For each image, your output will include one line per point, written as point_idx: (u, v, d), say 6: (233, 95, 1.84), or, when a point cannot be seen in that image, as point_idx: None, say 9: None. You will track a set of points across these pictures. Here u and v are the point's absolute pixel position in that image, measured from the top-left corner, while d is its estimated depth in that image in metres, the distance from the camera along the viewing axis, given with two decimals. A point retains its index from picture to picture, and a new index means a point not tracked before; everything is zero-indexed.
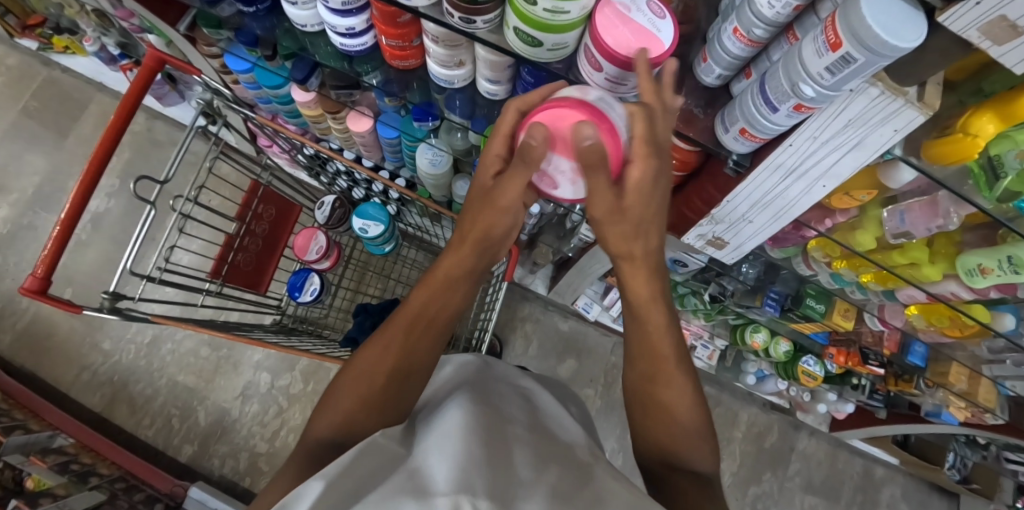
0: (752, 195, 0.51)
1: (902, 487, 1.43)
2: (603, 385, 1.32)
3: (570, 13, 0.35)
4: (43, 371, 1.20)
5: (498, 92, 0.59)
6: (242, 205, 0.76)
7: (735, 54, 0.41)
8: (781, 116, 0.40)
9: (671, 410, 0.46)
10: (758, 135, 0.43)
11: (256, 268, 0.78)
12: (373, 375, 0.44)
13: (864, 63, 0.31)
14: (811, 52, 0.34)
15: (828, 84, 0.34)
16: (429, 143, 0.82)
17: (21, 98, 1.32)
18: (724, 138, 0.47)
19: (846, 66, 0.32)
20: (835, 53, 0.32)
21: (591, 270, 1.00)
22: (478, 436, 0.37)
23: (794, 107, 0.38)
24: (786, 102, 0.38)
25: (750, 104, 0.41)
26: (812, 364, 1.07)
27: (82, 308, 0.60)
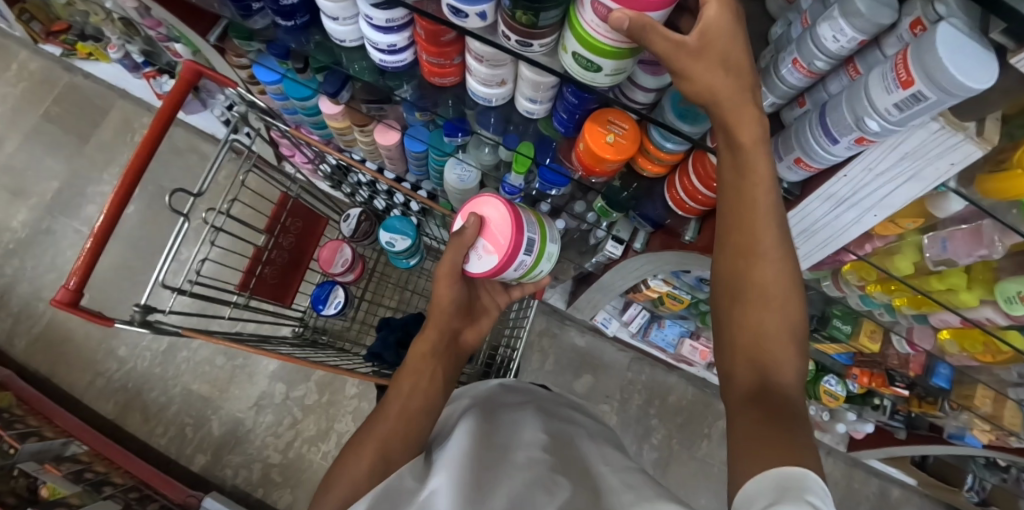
0: (799, 223, 0.51)
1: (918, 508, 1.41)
2: (619, 401, 1.31)
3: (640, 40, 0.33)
4: (56, 376, 1.20)
5: (536, 112, 0.57)
6: (271, 217, 0.76)
7: (793, 83, 0.40)
8: (841, 148, 0.39)
9: (764, 335, 0.37)
10: (813, 164, 0.42)
11: (282, 281, 0.77)
12: (387, 417, 0.53)
13: (935, 101, 0.30)
14: (878, 87, 0.33)
15: (895, 119, 0.33)
16: (458, 158, 0.82)
17: (42, 103, 1.33)
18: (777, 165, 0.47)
19: (916, 104, 0.31)
20: (905, 91, 0.31)
21: (613, 286, 0.99)
22: (476, 452, 0.44)
23: (856, 140, 0.37)
24: (847, 135, 0.37)
25: (808, 135, 0.40)
26: (834, 384, 1.06)
27: (113, 322, 0.59)
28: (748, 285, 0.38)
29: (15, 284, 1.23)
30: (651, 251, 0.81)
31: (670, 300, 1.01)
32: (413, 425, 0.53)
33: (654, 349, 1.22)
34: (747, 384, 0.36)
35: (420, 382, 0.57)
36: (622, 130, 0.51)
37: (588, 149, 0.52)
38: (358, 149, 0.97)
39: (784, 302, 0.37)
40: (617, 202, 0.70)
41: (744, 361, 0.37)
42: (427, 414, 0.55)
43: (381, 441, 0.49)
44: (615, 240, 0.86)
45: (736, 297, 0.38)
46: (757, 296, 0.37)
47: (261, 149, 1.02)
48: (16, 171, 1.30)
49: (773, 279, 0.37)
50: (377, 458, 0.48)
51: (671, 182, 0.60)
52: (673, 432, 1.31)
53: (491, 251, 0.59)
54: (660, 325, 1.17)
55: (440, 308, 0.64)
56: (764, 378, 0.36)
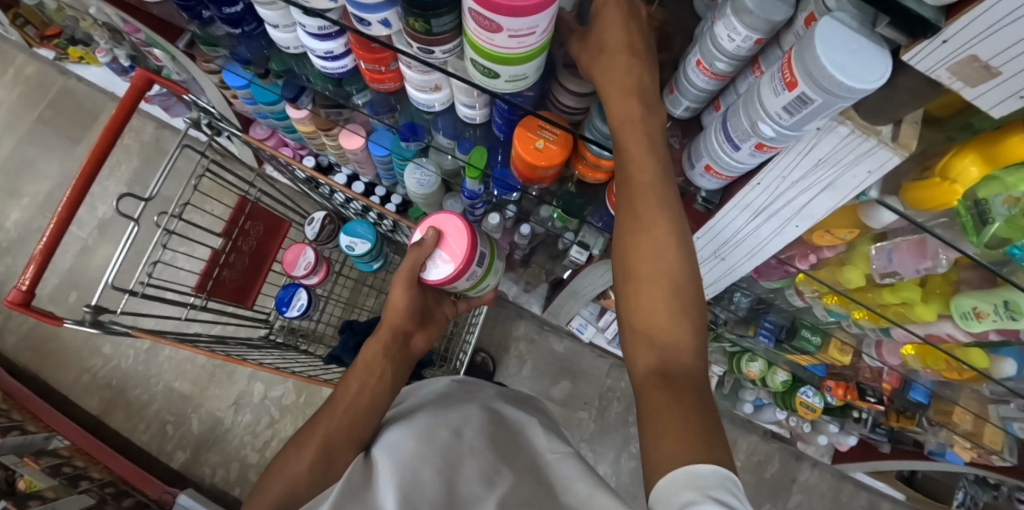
0: (725, 232, 0.50)
1: None
2: (598, 408, 1.30)
3: (524, 44, 0.33)
4: (44, 372, 1.23)
5: (476, 117, 0.57)
6: (229, 221, 0.76)
7: (702, 87, 0.39)
8: (744, 154, 0.38)
9: (659, 321, 0.37)
10: (723, 173, 0.42)
11: (242, 283, 0.78)
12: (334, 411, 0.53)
13: (821, 104, 0.28)
14: (769, 90, 0.32)
15: (787, 124, 0.32)
16: (418, 163, 0.81)
17: (38, 106, 1.37)
18: (691, 173, 0.46)
19: (803, 106, 0.30)
20: (791, 93, 0.29)
21: (583, 291, 0.99)
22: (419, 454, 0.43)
23: (755, 146, 0.36)
24: (747, 141, 0.36)
25: (714, 142, 0.40)
26: (811, 395, 1.04)
27: (63, 321, 0.60)
28: (641, 269, 0.38)
29: (7, 281, 1.27)
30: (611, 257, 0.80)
31: None
32: (358, 426, 0.53)
33: None
34: (647, 367, 0.37)
35: (369, 379, 0.58)
36: (553, 135, 0.50)
37: (519, 155, 0.51)
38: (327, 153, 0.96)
39: (678, 286, 0.38)
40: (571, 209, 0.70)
41: (645, 346, 0.38)
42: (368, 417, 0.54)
43: (324, 440, 0.49)
44: (580, 246, 0.82)
45: (636, 286, 0.39)
46: (653, 281, 0.38)
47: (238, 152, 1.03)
48: (11, 172, 1.34)
49: (670, 267, 0.38)
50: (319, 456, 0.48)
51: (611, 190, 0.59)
52: None
53: (448, 260, 0.59)
54: None
55: (394, 312, 0.63)
56: (664, 360, 0.37)
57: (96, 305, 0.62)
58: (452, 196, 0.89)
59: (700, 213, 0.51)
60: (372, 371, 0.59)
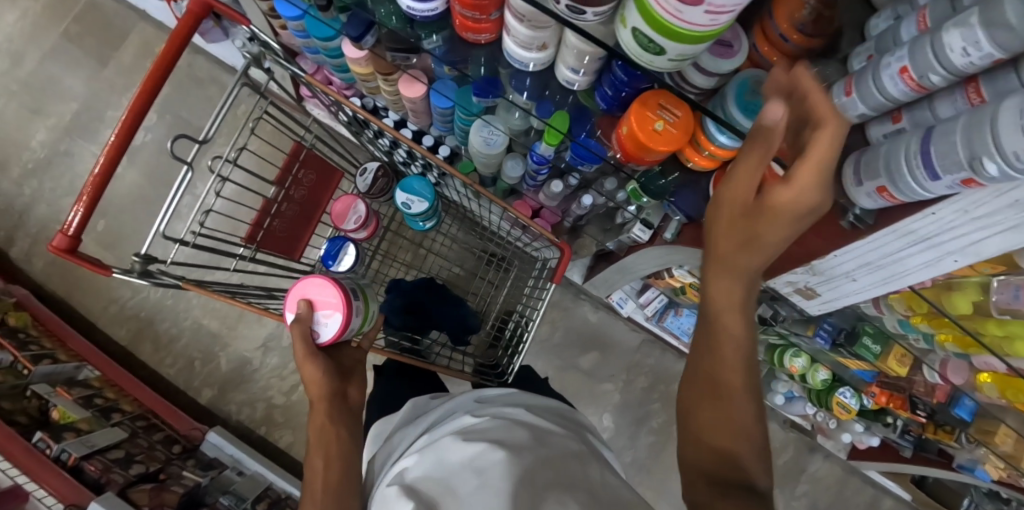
0: (867, 255, 0.44)
1: None
2: (624, 381, 1.30)
3: (710, 23, 0.27)
4: (73, 299, 1.22)
5: (578, 83, 0.51)
6: (282, 168, 0.72)
7: (894, 98, 0.34)
8: (940, 185, 0.32)
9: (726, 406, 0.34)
10: (898, 197, 0.36)
11: (291, 235, 0.74)
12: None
13: None
14: (1012, 123, 0.25)
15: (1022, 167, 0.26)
16: (485, 121, 0.76)
17: (63, 19, 1.28)
18: (853, 189, 0.40)
19: None
20: None
21: (635, 270, 0.95)
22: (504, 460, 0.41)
23: (964, 180, 0.30)
24: (953, 173, 0.30)
25: (901, 162, 0.34)
26: (849, 396, 1.04)
27: (111, 271, 0.55)
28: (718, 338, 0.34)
29: (33, 205, 1.24)
30: (682, 243, 0.76)
31: (692, 292, 0.95)
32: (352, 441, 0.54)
33: (668, 335, 1.19)
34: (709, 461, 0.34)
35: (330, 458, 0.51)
36: (674, 118, 0.45)
37: (632, 133, 0.46)
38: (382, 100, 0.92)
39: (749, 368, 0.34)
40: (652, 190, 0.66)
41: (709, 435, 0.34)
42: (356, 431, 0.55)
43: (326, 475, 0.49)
44: (642, 225, 0.82)
45: (707, 379, 0.35)
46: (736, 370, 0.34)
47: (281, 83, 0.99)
48: (36, 89, 1.27)
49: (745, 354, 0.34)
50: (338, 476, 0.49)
51: (718, 179, 0.53)
52: None
53: (331, 313, 0.55)
54: (677, 313, 1.13)
55: (314, 388, 0.54)
56: (727, 455, 0.33)
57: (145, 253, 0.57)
58: (513, 156, 0.83)
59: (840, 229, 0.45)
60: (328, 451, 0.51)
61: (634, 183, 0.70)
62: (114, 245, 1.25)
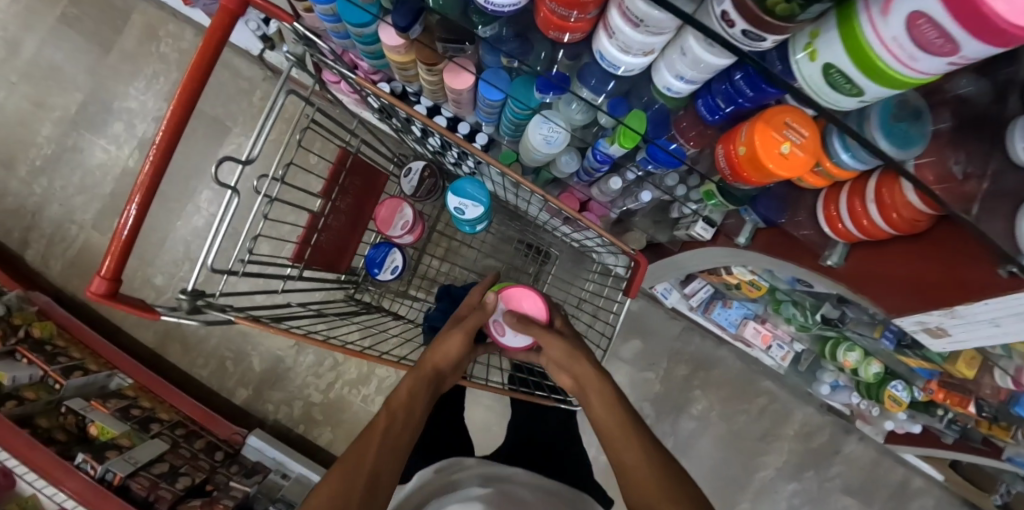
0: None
1: (934, 498, 1.49)
2: (664, 369, 1.33)
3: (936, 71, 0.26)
4: (96, 301, 1.19)
5: (682, 91, 0.44)
6: (329, 178, 0.65)
7: None
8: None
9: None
10: None
11: (338, 248, 0.69)
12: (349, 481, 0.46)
13: None
14: None
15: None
16: (544, 116, 0.68)
17: (58, 2, 1.19)
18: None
19: None
20: None
21: (689, 266, 0.91)
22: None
23: None
24: None
25: None
26: (901, 390, 1.02)
27: (160, 314, 0.49)
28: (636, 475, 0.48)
29: (46, 205, 1.19)
30: (755, 249, 0.71)
31: (747, 288, 0.91)
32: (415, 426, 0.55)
33: (712, 326, 1.16)
34: None
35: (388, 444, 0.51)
36: (802, 138, 0.39)
37: (751, 154, 0.40)
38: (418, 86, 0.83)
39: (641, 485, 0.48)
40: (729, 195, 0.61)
41: None
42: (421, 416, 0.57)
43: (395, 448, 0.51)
44: (705, 223, 0.77)
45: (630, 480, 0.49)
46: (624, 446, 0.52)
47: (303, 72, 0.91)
48: (35, 80, 1.19)
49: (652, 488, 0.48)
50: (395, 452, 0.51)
51: (832, 198, 0.49)
52: (711, 404, 1.34)
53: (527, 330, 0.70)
54: (725, 305, 1.10)
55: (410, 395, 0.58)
56: None
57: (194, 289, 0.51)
58: (568, 150, 0.76)
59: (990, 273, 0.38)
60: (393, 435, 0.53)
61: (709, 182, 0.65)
62: (134, 245, 1.20)
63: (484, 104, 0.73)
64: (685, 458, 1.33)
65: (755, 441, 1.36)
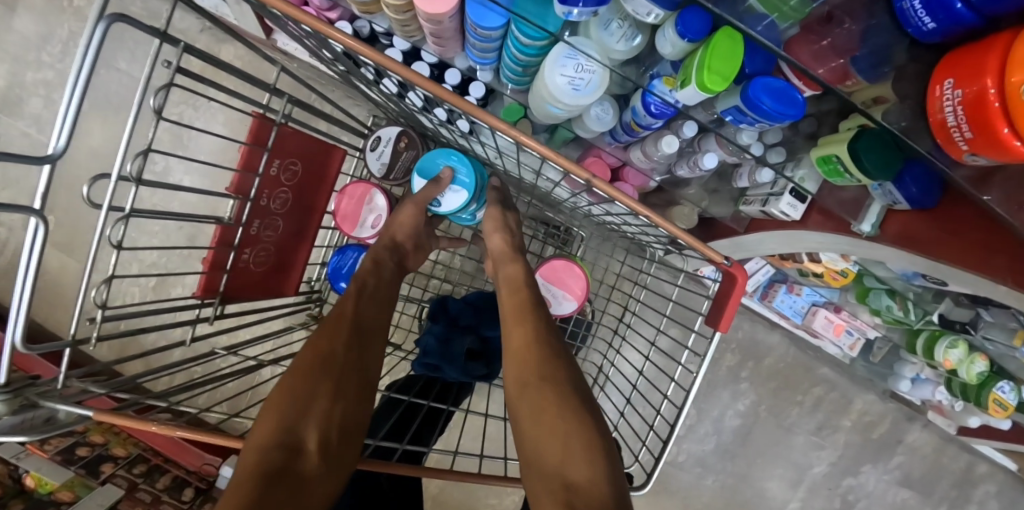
0: None
1: (999, 485, 1.33)
2: (705, 361, 1.14)
3: None
4: (38, 315, 1.01)
5: None
6: (242, 169, 0.43)
7: None
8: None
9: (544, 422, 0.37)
10: None
11: (275, 265, 0.49)
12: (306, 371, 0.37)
13: None
14: None
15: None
16: (570, 47, 0.44)
17: None
18: None
19: None
20: None
21: (757, 250, 0.69)
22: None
23: None
24: None
25: None
26: (1008, 392, 0.81)
27: None
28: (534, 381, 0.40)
29: None
30: (885, 238, 0.49)
31: (832, 278, 0.69)
32: (376, 312, 0.46)
33: (773, 315, 0.95)
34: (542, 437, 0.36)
35: (340, 327, 0.42)
36: None
37: None
38: (385, 21, 0.59)
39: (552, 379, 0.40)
40: (873, 155, 0.40)
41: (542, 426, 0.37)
42: (385, 302, 0.48)
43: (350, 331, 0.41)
44: (793, 197, 0.54)
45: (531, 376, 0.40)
46: (540, 393, 0.38)
47: (235, 15, 0.67)
48: None
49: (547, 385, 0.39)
50: (345, 325, 0.42)
51: None
52: (761, 398, 1.16)
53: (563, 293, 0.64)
54: (792, 291, 0.87)
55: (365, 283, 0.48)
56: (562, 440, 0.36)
57: (8, 381, 0.32)
58: (600, 100, 0.53)
59: None
60: (349, 319, 0.43)
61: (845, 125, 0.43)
62: (73, 247, 1.01)
63: (474, 35, 0.48)
64: (728, 458, 1.17)
65: (810, 436, 1.19)
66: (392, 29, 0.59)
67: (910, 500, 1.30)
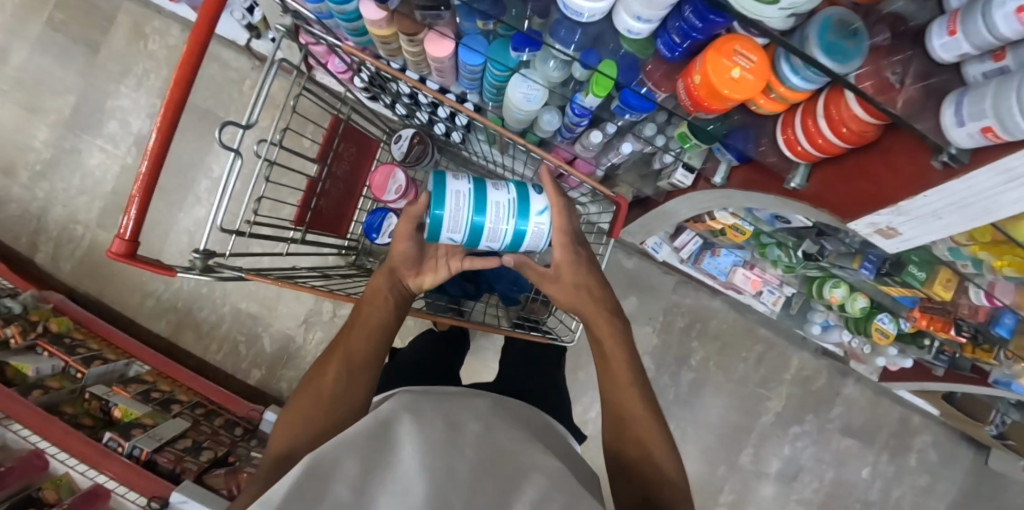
0: (961, 194, 0.40)
1: (934, 435, 1.48)
2: (662, 323, 1.36)
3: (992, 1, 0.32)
4: (108, 297, 1.23)
5: (642, 32, 0.48)
6: (324, 144, 0.69)
7: (1005, 38, 0.32)
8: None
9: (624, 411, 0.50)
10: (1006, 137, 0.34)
11: (337, 213, 0.73)
12: (316, 401, 0.48)
13: None
14: None
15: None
16: (522, 75, 0.71)
17: (41, 7, 1.19)
18: (953, 132, 0.38)
19: None
20: None
21: (676, 214, 0.94)
22: (415, 440, 0.33)
23: None
24: None
25: (1014, 100, 0.32)
26: (887, 322, 1.05)
27: (177, 271, 0.54)
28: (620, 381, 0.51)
29: (50, 207, 1.22)
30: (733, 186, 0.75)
31: (732, 233, 0.95)
32: (378, 338, 0.55)
33: (704, 276, 1.19)
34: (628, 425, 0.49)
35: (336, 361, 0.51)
36: (750, 63, 0.43)
37: (706, 82, 0.44)
38: (402, 60, 0.86)
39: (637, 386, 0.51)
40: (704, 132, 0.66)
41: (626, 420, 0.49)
42: (380, 333, 0.55)
43: (343, 358, 0.52)
44: (685, 169, 0.81)
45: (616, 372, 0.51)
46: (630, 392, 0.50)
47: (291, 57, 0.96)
48: (27, 85, 1.21)
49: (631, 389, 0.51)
50: (342, 364, 0.51)
51: (788, 122, 0.52)
52: (711, 354, 1.38)
53: None
54: (714, 254, 1.12)
55: (375, 306, 0.56)
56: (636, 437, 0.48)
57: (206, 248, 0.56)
58: (548, 109, 0.79)
59: (929, 167, 0.42)
60: (350, 352, 0.52)
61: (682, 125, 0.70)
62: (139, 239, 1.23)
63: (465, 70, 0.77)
64: (689, 408, 1.38)
65: (756, 388, 1.41)
66: (406, 64, 0.86)
67: (853, 447, 1.46)
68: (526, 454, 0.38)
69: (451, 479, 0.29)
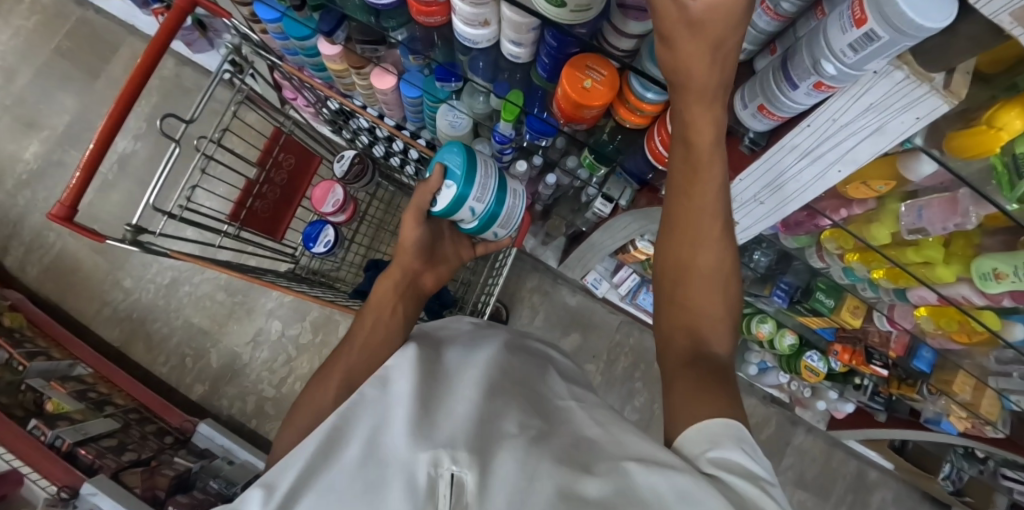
0: (764, 176, 0.50)
1: (893, 491, 1.44)
2: (606, 362, 1.38)
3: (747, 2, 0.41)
4: (66, 303, 1.26)
5: (521, 56, 0.58)
6: (264, 151, 0.79)
7: (762, 29, 0.41)
8: (802, 94, 0.38)
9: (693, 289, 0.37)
10: (776, 113, 0.42)
11: (274, 216, 0.80)
12: (320, 408, 0.45)
13: (888, 41, 0.29)
14: (837, 28, 0.32)
15: (851, 62, 0.32)
16: (450, 105, 0.81)
17: (54, 38, 1.34)
18: (743, 114, 0.46)
19: (869, 44, 0.30)
20: (859, 30, 0.30)
21: (602, 245, 1.01)
22: (428, 374, 0.33)
23: (815, 85, 0.36)
24: (806, 80, 0.36)
25: (772, 81, 0.40)
26: (816, 360, 1.07)
27: (105, 239, 0.59)
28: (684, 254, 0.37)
29: (27, 213, 1.29)
30: (637, 208, 0.81)
31: None
32: (390, 334, 0.53)
33: (642, 313, 1.24)
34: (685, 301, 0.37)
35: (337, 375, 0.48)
36: (601, 76, 0.52)
37: (566, 94, 0.53)
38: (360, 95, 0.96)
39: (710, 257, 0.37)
40: (604, 154, 0.71)
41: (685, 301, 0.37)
42: (390, 325, 0.55)
43: (345, 371, 0.48)
44: (603, 199, 0.85)
45: (678, 256, 0.38)
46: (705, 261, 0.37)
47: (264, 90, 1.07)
48: (28, 104, 1.33)
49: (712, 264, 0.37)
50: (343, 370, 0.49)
51: (651, 133, 0.60)
52: (655, 396, 1.37)
53: None
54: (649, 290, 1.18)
55: (379, 302, 0.58)
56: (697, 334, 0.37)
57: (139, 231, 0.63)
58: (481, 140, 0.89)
59: (741, 154, 0.51)
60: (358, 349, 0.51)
61: (587, 154, 0.75)
62: (106, 249, 1.28)
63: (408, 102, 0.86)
64: None
65: None
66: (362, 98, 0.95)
67: (808, 502, 1.41)
68: (538, 388, 0.37)
69: (460, 413, 0.29)
